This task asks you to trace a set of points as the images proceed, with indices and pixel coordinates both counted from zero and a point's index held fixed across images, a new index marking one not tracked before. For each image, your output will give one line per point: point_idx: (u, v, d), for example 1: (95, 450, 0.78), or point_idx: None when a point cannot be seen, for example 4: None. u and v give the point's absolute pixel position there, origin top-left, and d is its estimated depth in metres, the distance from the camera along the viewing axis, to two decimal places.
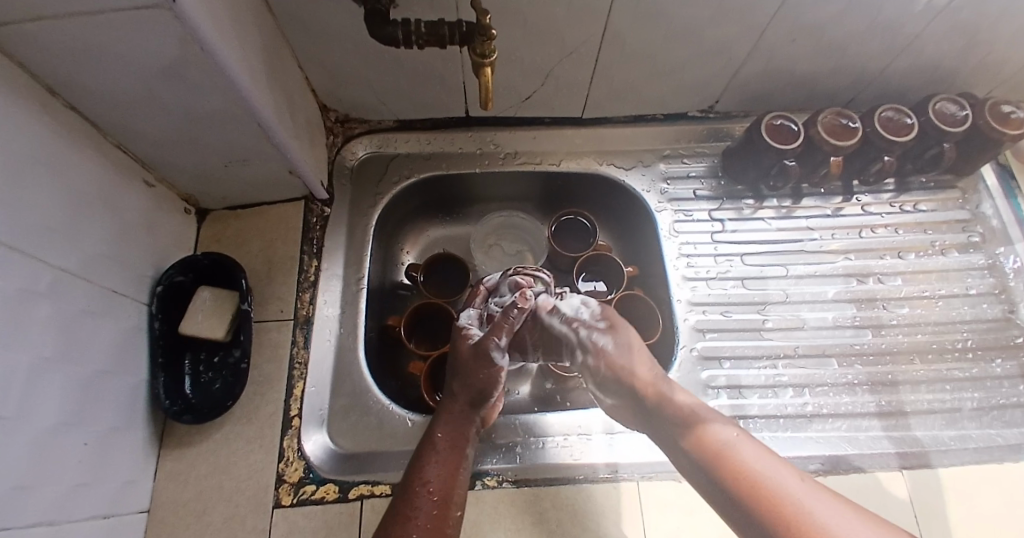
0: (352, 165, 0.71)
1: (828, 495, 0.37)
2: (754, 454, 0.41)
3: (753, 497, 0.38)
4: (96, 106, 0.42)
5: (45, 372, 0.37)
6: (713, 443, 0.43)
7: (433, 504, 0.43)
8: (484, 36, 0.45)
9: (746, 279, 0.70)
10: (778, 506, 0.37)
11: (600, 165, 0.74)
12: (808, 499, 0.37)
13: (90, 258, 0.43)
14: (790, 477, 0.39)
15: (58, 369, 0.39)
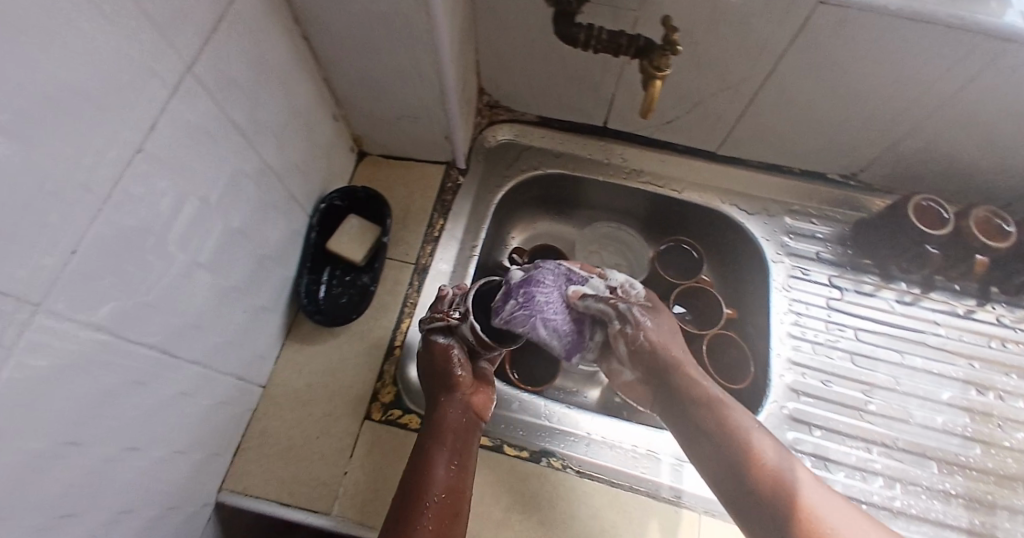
0: (489, 146, 0.76)
1: (831, 494, 0.43)
2: (774, 453, 0.45)
3: (770, 498, 0.43)
4: (326, 43, 0.50)
5: (236, 241, 0.45)
6: (740, 441, 0.46)
7: (435, 514, 0.45)
8: (666, 51, 0.48)
9: (856, 354, 0.68)
10: (792, 504, 0.42)
11: (722, 203, 0.74)
12: (821, 502, 0.42)
13: (288, 166, 0.52)
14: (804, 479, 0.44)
15: (245, 243, 0.47)
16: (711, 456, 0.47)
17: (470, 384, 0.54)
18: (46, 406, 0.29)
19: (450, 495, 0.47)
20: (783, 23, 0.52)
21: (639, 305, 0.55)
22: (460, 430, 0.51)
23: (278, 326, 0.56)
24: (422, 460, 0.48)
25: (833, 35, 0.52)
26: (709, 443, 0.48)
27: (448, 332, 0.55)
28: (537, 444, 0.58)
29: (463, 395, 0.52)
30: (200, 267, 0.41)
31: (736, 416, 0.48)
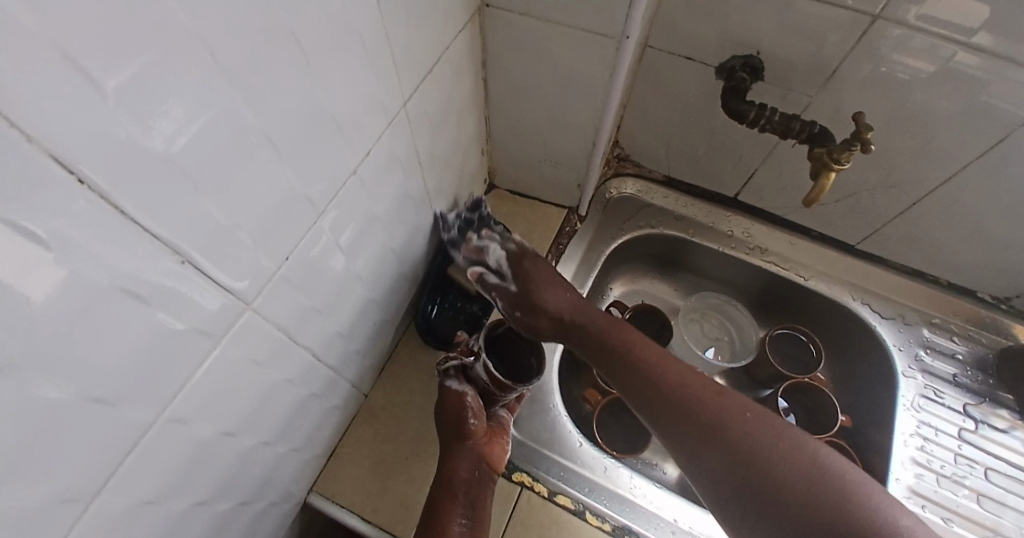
0: (609, 198, 0.76)
1: (805, 437, 0.43)
2: (728, 413, 0.45)
3: (731, 440, 0.43)
4: (500, 82, 0.53)
5: (388, 256, 0.48)
6: (717, 412, 0.45)
7: None
8: (849, 145, 0.46)
9: (983, 496, 0.59)
10: (777, 472, 0.40)
11: (851, 299, 0.69)
12: (810, 453, 0.42)
13: (441, 191, 0.54)
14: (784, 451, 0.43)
15: (393, 259, 0.49)
16: (694, 456, 0.44)
17: (483, 435, 0.50)
18: (223, 398, 0.31)
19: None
20: (978, 132, 0.49)
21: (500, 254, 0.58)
22: (471, 491, 0.48)
23: (390, 340, 0.57)
24: (430, 529, 0.45)
25: None
26: (699, 442, 0.44)
27: (462, 376, 0.52)
28: (618, 518, 0.55)
29: (474, 452, 0.49)
30: (358, 279, 0.43)
31: (686, 388, 0.47)
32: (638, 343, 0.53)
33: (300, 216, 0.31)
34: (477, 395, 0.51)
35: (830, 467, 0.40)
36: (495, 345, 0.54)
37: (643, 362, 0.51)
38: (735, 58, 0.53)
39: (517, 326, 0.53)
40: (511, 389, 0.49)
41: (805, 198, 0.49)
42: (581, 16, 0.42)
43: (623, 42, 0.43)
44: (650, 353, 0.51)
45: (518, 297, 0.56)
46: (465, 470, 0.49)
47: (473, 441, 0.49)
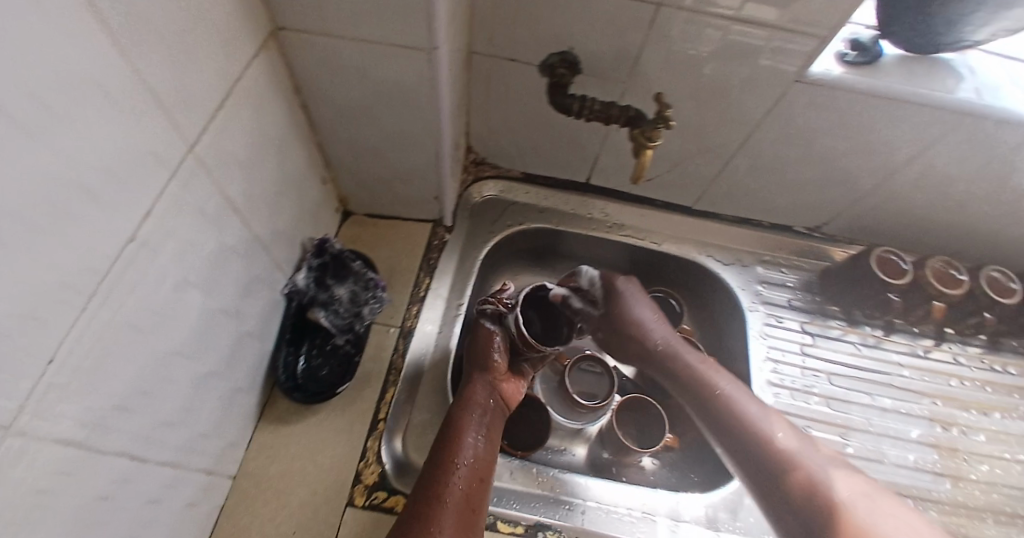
0: (475, 203, 0.77)
1: (856, 480, 0.50)
2: (809, 451, 0.53)
3: (770, 449, 0.53)
4: (320, 108, 0.49)
5: (218, 319, 0.43)
6: (758, 426, 0.55)
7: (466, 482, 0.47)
8: (659, 124, 0.51)
9: (831, 398, 0.69)
10: (816, 486, 0.49)
11: (698, 254, 0.78)
12: (804, 455, 0.52)
13: (276, 233, 0.50)
14: (862, 502, 0.47)
15: (226, 321, 0.44)
16: (747, 454, 0.54)
17: (503, 375, 0.57)
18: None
19: (472, 486, 0.47)
20: (760, 97, 0.56)
21: (586, 294, 0.65)
22: (486, 418, 0.53)
23: (252, 406, 0.52)
24: (450, 438, 0.50)
25: (805, 107, 0.56)
26: (748, 436, 0.55)
27: (496, 319, 0.59)
28: (532, 517, 0.55)
29: (493, 383, 0.55)
30: (179, 354, 0.38)
31: (774, 426, 0.55)
32: (722, 378, 0.60)
33: (59, 309, 0.26)
34: (503, 340, 0.58)
35: (843, 489, 0.49)
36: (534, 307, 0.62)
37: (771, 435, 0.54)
38: (553, 56, 0.56)
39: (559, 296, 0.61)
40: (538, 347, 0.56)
41: (632, 176, 0.54)
42: (383, 30, 0.40)
43: (434, 52, 0.42)
44: (755, 402, 0.58)
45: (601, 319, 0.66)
46: (482, 398, 0.54)
47: (493, 374, 0.55)
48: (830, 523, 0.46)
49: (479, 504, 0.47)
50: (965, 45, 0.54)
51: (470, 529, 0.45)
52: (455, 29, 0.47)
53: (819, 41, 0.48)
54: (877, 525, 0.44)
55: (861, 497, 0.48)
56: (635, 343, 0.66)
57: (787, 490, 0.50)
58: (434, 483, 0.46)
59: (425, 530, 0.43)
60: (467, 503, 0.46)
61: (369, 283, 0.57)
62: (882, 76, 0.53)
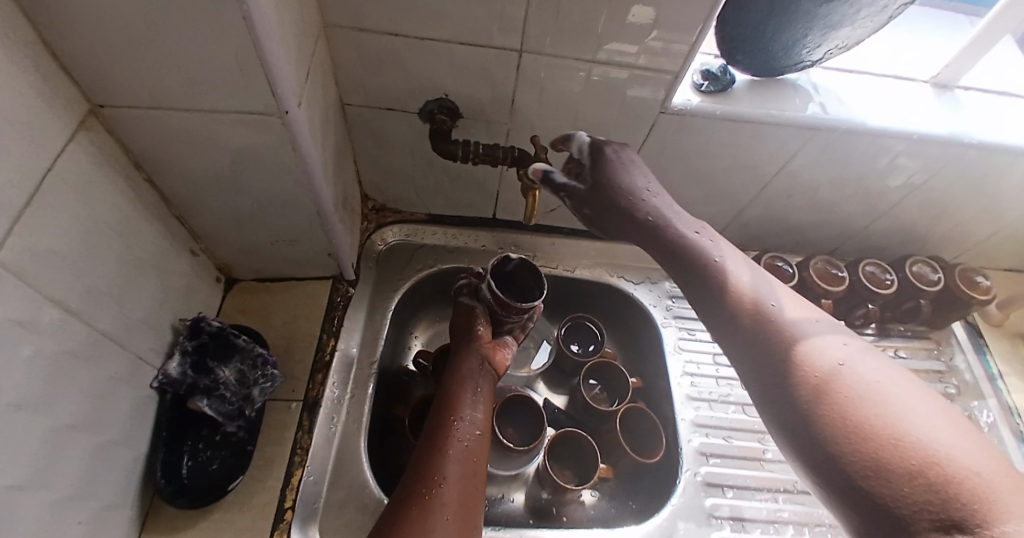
0: (380, 250, 0.74)
1: (939, 408, 0.36)
2: (851, 361, 0.40)
3: (792, 359, 0.42)
4: (174, 180, 0.46)
5: (66, 438, 0.38)
6: (778, 334, 0.44)
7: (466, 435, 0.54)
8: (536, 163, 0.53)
9: (746, 405, 0.72)
10: (858, 413, 0.36)
11: (611, 276, 0.79)
12: (855, 372, 0.39)
13: (131, 323, 0.45)
14: (865, 363, 0.39)
15: (81, 437, 0.39)
16: (756, 361, 0.44)
17: (488, 343, 0.64)
18: None
19: (472, 437, 0.54)
20: (635, 128, 0.59)
21: (585, 162, 0.52)
22: (477, 381, 0.60)
23: (129, 521, 0.46)
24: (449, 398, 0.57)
25: (676, 134, 0.59)
26: (763, 344, 0.44)
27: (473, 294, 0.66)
28: None
29: (479, 351, 0.62)
30: (20, 490, 0.33)
31: (799, 331, 0.43)
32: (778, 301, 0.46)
33: None
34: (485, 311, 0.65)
35: (935, 435, 0.33)
36: (505, 278, 0.68)
37: (786, 333, 0.44)
38: (429, 103, 0.55)
39: (525, 263, 0.67)
40: (511, 308, 0.63)
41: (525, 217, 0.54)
42: (226, 100, 0.38)
43: (286, 117, 0.40)
44: (775, 296, 0.47)
45: (588, 192, 0.52)
46: (471, 365, 0.61)
47: (479, 342, 0.63)
48: (810, 385, 0.40)
49: (480, 452, 0.53)
50: (804, 66, 0.60)
51: (471, 471, 0.51)
52: (314, 89, 0.46)
53: (673, 75, 0.52)
54: (868, 387, 0.37)
55: (868, 360, 0.40)
56: (619, 216, 0.51)
57: (775, 359, 0.43)
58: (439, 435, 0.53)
59: (433, 473, 0.49)
60: (469, 451, 0.52)
61: (256, 360, 0.52)
62: (736, 102, 0.58)
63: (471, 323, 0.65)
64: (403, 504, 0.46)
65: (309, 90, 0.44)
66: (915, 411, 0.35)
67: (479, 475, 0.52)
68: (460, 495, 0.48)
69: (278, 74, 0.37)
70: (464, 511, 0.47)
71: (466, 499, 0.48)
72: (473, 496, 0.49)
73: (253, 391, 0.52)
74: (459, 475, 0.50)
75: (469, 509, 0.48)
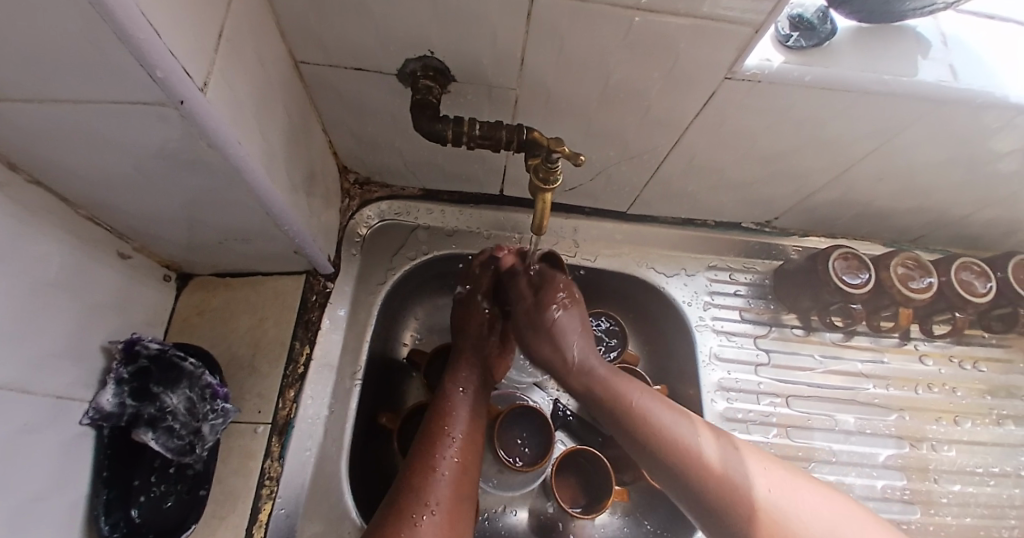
0: (365, 233, 0.63)
1: (840, 514, 0.39)
2: (764, 481, 0.40)
3: (721, 490, 0.40)
4: (66, 180, 0.36)
5: None
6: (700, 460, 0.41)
7: (456, 456, 0.45)
8: (551, 163, 0.42)
9: (790, 427, 0.63)
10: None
11: (640, 267, 0.67)
12: (770, 490, 0.40)
13: (39, 363, 0.37)
14: (765, 472, 0.41)
15: None
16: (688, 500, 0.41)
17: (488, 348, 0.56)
18: None
19: (465, 458, 0.45)
20: (688, 98, 0.44)
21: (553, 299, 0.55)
22: (469, 390, 0.51)
23: None
24: (438, 410, 0.49)
25: (742, 107, 0.44)
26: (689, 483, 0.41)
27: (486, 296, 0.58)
28: None
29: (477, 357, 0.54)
30: None
31: (709, 452, 0.42)
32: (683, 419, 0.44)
33: None
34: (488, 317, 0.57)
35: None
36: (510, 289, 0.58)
37: (708, 466, 0.41)
38: (411, 62, 0.42)
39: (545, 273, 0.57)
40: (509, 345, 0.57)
41: (533, 227, 0.46)
42: (90, 86, 0.26)
43: (184, 108, 0.28)
44: (677, 415, 0.44)
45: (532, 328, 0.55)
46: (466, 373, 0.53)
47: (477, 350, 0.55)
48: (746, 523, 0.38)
49: (472, 476, 0.45)
50: (935, 8, 0.42)
51: (462, 500, 0.42)
52: (236, 55, 0.33)
53: (756, 29, 0.36)
54: (791, 509, 0.38)
55: (763, 471, 0.41)
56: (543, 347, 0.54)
57: (710, 499, 0.40)
58: (427, 452, 0.44)
59: (419, 498, 0.41)
60: (461, 474, 0.44)
61: (207, 390, 0.47)
62: (837, 63, 0.41)
63: (474, 329, 0.56)
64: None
65: (227, 59, 0.31)
66: (834, 534, 0.37)
67: (471, 505, 0.44)
68: (448, 529, 0.40)
69: (156, 51, 0.24)
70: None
71: (455, 535, 0.40)
72: (461, 529, 0.41)
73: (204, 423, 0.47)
74: (449, 506, 0.41)
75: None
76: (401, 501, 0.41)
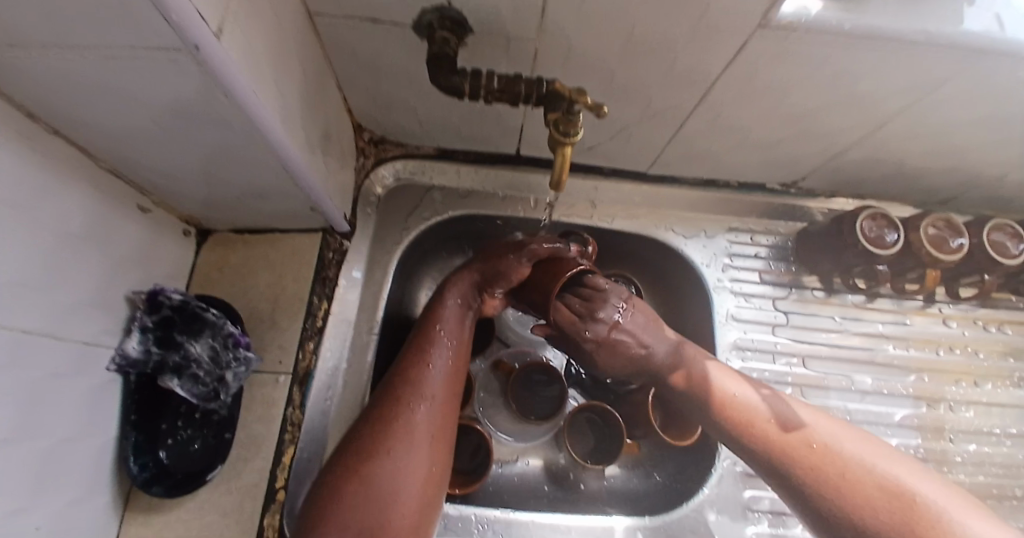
0: (380, 193, 0.63)
1: (854, 434, 0.45)
2: (789, 416, 0.46)
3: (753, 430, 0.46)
4: (86, 134, 0.36)
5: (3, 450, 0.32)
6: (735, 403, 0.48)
7: (442, 377, 0.47)
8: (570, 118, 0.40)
9: (806, 387, 0.64)
10: (824, 467, 0.42)
11: (657, 228, 0.66)
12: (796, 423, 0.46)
13: (69, 313, 0.38)
14: (790, 408, 0.47)
15: (23, 443, 0.34)
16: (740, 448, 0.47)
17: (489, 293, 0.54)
18: None
19: (451, 375, 0.47)
20: (718, 48, 0.42)
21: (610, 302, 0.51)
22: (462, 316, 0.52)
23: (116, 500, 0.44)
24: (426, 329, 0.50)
25: (776, 57, 0.42)
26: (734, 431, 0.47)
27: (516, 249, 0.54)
28: None
29: (473, 290, 0.54)
30: None
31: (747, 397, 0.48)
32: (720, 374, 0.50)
33: None
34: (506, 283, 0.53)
35: (856, 451, 0.43)
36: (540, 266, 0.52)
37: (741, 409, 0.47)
38: (428, 12, 0.40)
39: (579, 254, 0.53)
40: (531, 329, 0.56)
41: (551, 184, 0.45)
42: (104, 31, 0.26)
43: (200, 53, 0.27)
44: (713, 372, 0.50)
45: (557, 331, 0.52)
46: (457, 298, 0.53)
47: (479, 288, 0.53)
48: (782, 455, 0.44)
49: (456, 392, 0.47)
50: None
51: (444, 412, 0.45)
52: (249, 0, 0.32)
53: None
54: (813, 433, 0.45)
55: (786, 409, 0.47)
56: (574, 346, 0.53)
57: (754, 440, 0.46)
58: (422, 355, 0.47)
59: (413, 393, 0.45)
60: (445, 389, 0.46)
61: (228, 340, 0.49)
62: (878, 8, 0.39)
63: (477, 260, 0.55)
64: (379, 428, 0.42)
65: (240, 3, 0.30)
66: (843, 443, 0.44)
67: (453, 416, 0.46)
68: (437, 422, 0.44)
69: None
70: (440, 432, 0.44)
71: (444, 427, 0.45)
72: (442, 441, 0.44)
73: (226, 372, 0.48)
74: (430, 419, 0.44)
75: (445, 430, 0.45)
76: (397, 394, 0.44)
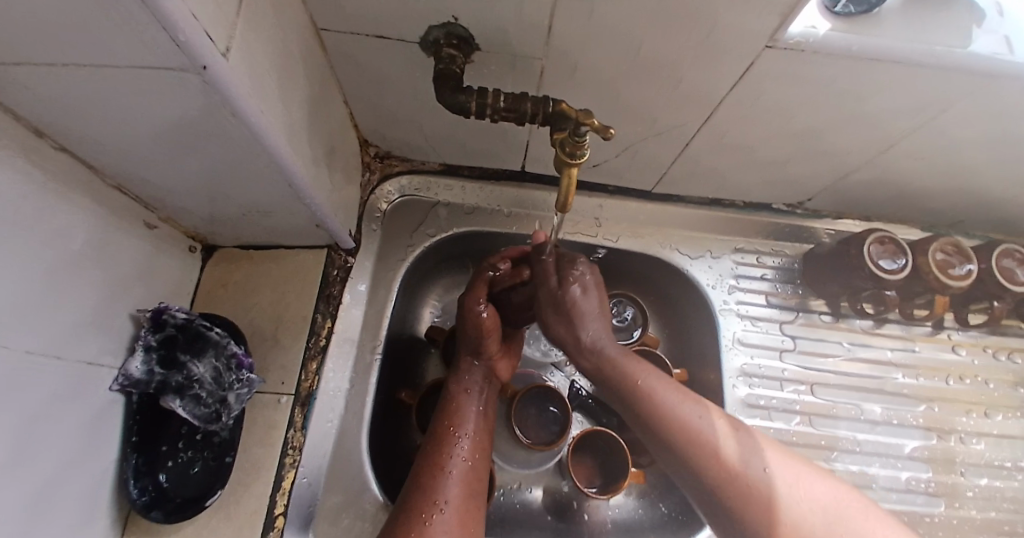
0: (384, 209, 0.62)
1: (802, 469, 0.40)
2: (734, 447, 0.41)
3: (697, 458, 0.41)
4: (95, 151, 0.36)
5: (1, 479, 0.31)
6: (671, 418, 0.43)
7: (466, 466, 0.45)
8: (576, 138, 0.40)
9: (814, 415, 0.62)
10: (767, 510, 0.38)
11: (663, 249, 0.65)
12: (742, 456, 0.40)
13: (68, 330, 0.38)
14: (735, 435, 0.42)
15: (20, 470, 0.33)
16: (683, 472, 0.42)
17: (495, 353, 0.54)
18: None
19: (475, 459, 0.46)
20: (723, 69, 0.41)
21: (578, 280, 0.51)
22: (480, 394, 0.51)
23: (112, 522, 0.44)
24: (448, 413, 0.49)
25: (781, 78, 0.42)
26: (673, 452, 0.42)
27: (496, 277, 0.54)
28: None
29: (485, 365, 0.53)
30: None
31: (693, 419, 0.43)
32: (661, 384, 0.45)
33: None
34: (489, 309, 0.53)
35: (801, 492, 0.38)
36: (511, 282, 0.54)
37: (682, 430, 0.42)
38: (434, 30, 0.40)
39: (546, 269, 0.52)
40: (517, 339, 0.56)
41: (557, 205, 0.45)
42: (111, 51, 0.26)
43: (206, 74, 0.27)
44: (651, 376, 0.46)
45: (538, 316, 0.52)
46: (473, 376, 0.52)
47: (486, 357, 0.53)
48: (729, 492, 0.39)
49: (481, 478, 0.46)
50: None
51: (471, 501, 0.43)
52: (257, 21, 0.32)
53: None
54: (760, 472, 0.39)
55: (734, 436, 0.42)
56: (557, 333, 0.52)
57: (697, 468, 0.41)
58: (435, 455, 0.45)
59: (436, 484, 0.43)
60: (471, 472, 0.45)
61: (231, 360, 0.48)
62: (885, 31, 0.39)
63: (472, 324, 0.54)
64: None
65: (248, 24, 0.31)
66: (796, 486, 0.39)
67: (480, 506, 0.44)
68: (457, 528, 0.41)
69: (177, 13, 0.23)
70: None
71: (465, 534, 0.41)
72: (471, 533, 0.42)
73: (229, 393, 0.47)
74: (457, 509, 0.42)
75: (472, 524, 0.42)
76: (419, 487, 0.43)
